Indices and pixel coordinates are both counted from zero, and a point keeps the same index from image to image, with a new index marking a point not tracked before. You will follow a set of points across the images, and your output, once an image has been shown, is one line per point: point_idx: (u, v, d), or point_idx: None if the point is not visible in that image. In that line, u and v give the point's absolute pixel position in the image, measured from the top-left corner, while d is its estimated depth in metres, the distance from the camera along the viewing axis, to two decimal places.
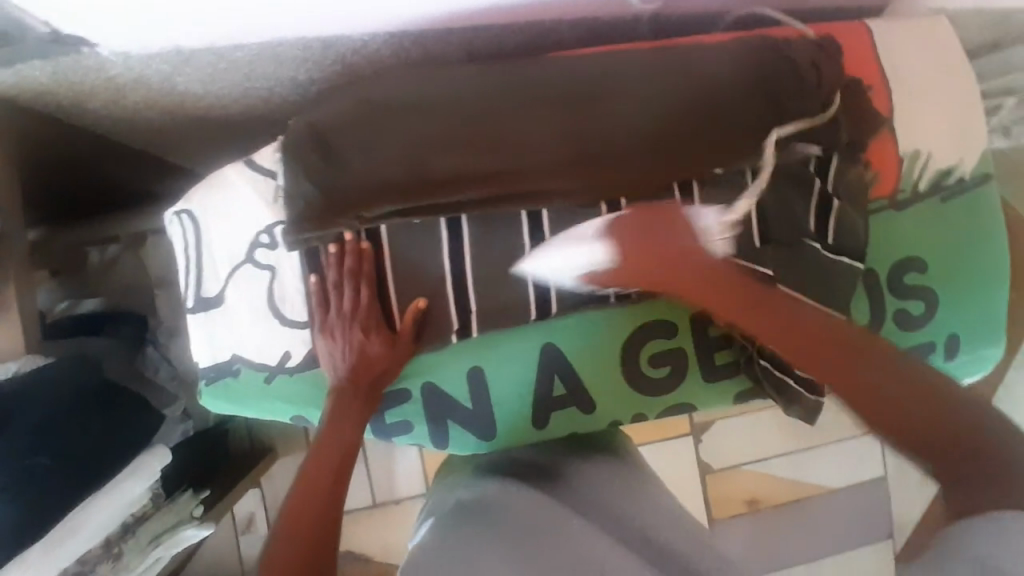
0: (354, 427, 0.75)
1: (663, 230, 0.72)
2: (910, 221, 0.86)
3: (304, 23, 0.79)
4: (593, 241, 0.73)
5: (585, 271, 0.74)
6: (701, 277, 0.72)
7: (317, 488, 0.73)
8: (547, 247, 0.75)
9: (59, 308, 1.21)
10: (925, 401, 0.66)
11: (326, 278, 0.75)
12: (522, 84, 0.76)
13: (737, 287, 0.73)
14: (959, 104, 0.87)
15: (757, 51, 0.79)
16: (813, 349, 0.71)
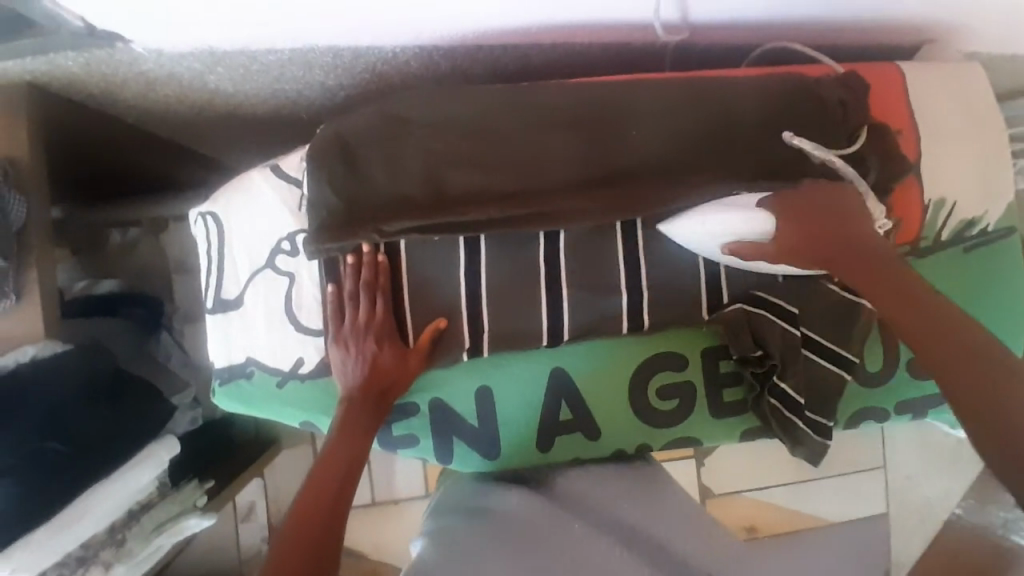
0: (362, 434, 0.76)
1: (841, 209, 0.73)
2: (930, 270, 0.86)
3: (339, 31, 0.81)
4: (752, 211, 0.73)
5: (734, 239, 0.74)
6: (881, 264, 0.71)
7: (324, 492, 0.74)
8: (699, 213, 0.75)
9: (76, 289, 1.22)
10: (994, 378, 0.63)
11: (344, 286, 0.75)
12: (547, 108, 0.77)
13: (884, 274, 0.70)
14: (987, 155, 0.86)
15: (787, 88, 0.79)
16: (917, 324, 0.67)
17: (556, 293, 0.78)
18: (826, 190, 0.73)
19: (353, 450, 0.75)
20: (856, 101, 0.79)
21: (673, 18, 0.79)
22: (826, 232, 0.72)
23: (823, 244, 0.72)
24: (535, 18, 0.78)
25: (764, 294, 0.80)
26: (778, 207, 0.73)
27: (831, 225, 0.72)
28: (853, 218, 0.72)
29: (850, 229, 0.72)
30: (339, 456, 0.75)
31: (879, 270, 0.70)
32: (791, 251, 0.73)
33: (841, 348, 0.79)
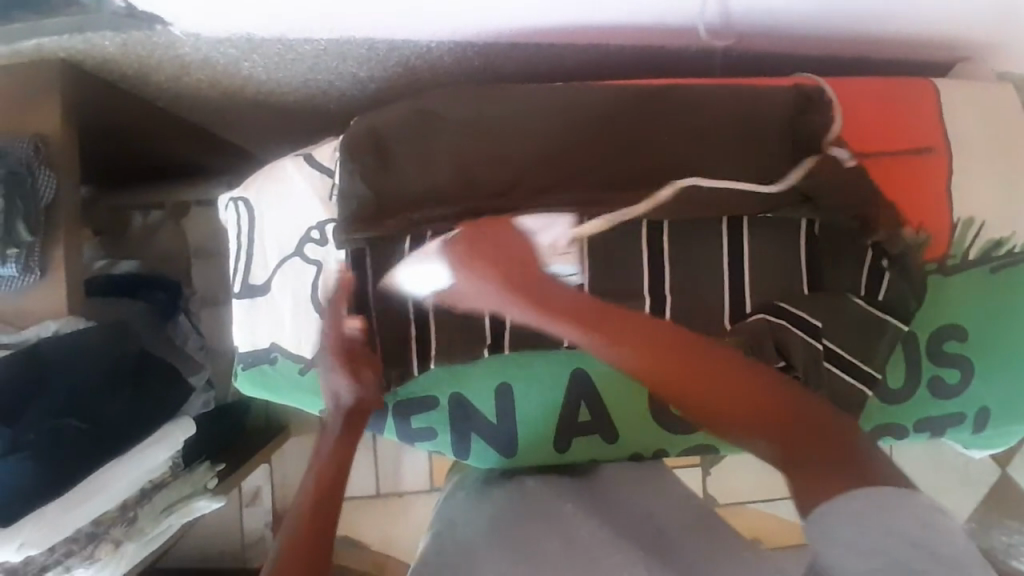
0: (344, 454, 0.75)
1: (515, 253, 0.68)
2: (957, 288, 0.84)
3: (376, 23, 0.81)
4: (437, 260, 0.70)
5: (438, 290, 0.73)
6: (577, 307, 0.67)
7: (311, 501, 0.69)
8: (415, 261, 0.72)
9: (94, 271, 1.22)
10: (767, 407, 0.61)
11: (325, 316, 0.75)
12: (582, 111, 0.79)
13: (595, 316, 0.66)
14: (1017, 175, 0.86)
15: (817, 104, 0.81)
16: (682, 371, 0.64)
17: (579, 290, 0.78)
18: (495, 231, 0.69)
19: (337, 468, 0.73)
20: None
21: (714, 21, 0.78)
22: (514, 267, 0.67)
23: (530, 298, 0.67)
24: (574, 17, 0.78)
25: (790, 306, 0.80)
26: (456, 258, 0.68)
27: (511, 259, 0.67)
28: (535, 254, 0.69)
29: (522, 266, 0.68)
30: (325, 476, 0.72)
31: (586, 324, 0.66)
32: (462, 296, 0.71)
33: (862, 363, 0.81)
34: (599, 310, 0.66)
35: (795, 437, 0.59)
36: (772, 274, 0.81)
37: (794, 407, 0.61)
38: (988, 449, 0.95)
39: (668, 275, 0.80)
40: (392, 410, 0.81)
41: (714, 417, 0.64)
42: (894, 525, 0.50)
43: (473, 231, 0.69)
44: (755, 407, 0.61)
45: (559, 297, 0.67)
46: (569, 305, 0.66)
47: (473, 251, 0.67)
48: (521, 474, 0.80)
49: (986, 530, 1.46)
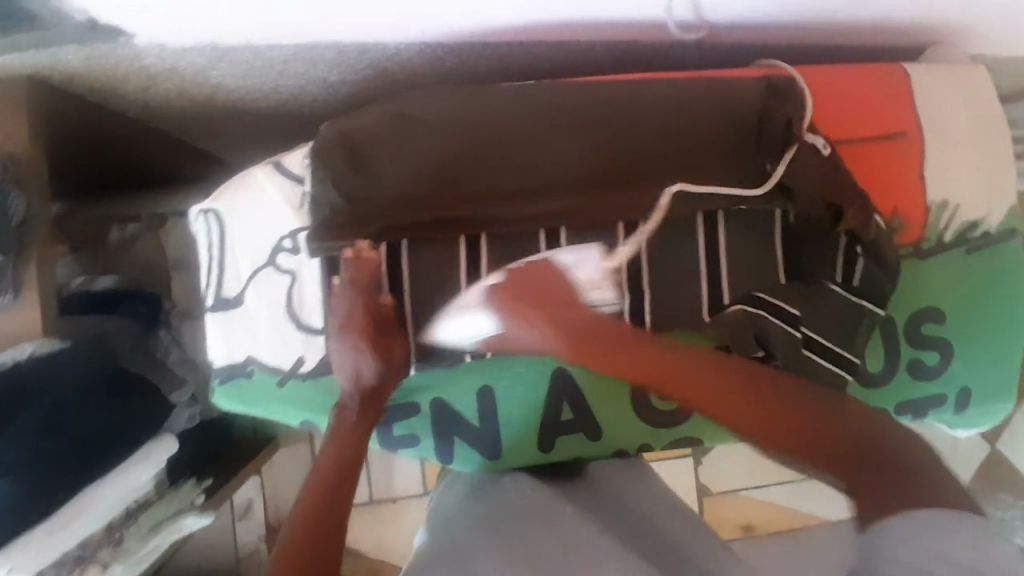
0: (357, 442, 0.74)
1: (547, 289, 0.74)
2: (934, 271, 0.85)
3: (343, 27, 0.80)
4: (476, 309, 0.74)
5: (484, 339, 0.75)
6: (597, 333, 0.73)
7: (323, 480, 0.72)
8: (453, 313, 0.75)
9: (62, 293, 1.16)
10: (819, 432, 0.62)
11: (343, 294, 0.73)
12: (554, 108, 0.78)
13: (616, 340, 0.73)
14: (990, 158, 0.86)
15: (790, 95, 0.80)
16: (723, 396, 0.68)
17: None
18: (540, 272, 0.74)
19: (351, 450, 0.73)
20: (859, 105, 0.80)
21: (688, 16, 0.78)
22: (553, 307, 0.73)
23: (561, 333, 0.73)
24: (543, 14, 0.77)
25: (768, 296, 0.80)
26: (494, 305, 0.73)
27: (555, 302, 0.73)
28: (569, 292, 0.74)
29: (558, 304, 0.73)
30: (337, 467, 0.72)
31: (620, 352, 0.72)
32: (508, 340, 0.75)
33: (842, 350, 0.80)
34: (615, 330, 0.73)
35: (850, 465, 0.60)
36: (749, 266, 0.81)
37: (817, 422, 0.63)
38: (973, 431, 0.94)
39: (647, 270, 0.80)
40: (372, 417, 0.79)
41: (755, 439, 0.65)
42: (927, 542, 0.51)
43: (517, 273, 0.74)
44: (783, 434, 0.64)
45: (585, 324, 0.73)
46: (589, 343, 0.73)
47: (505, 296, 0.73)
48: (507, 475, 0.80)
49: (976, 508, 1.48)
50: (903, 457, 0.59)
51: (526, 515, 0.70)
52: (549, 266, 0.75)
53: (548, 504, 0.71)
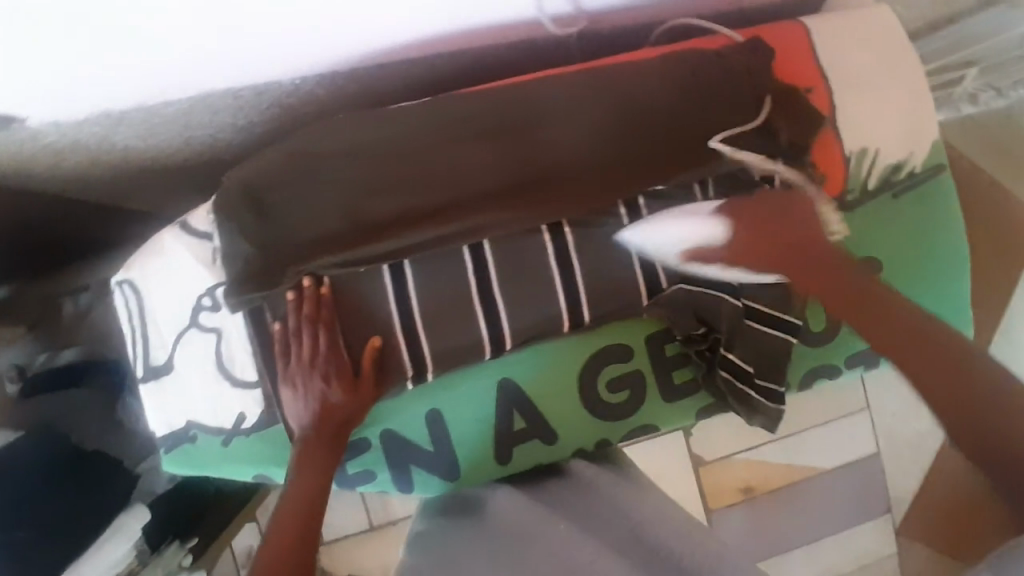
0: (318, 479, 0.73)
1: (792, 219, 0.75)
2: (860, 219, 0.85)
3: (231, 71, 0.78)
4: (706, 217, 0.75)
5: (693, 244, 0.75)
6: (824, 258, 0.74)
7: (297, 513, 0.71)
8: (664, 217, 0.76)
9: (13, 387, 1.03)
10: (955, 381, 0.68)
11: (302, 330, 0.72)
12: (454, 120, 0.76)
13: (824, 266, 0.74)
14: (904, 96, 0.85)
15: (694, 65, 0.78)
16: (891, 331, 0.72)
17: (489, 300, 0.76)
18: (782, 199, 0.75)
19: (313, 491, 0.72)
20: (761, 67, 0.79)
21: (563, 6, 0.77)
22: (767, 233, 0.74)
23: (760, 254, 0.74)
24: (428, 26, 0.76)
25: None
26: (727, 217, 0.74)
27: (802, 234, 0.75)
28: (819, 230, 0.75)
29: (817, 242, 0.75)
30: (299, 504, 0.71)
31: (822, 269, 0.74)
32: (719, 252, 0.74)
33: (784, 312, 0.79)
34: (832, 263, 0.74)
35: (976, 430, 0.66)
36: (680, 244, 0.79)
37: (934, 353, 0.70)
38: None
39: (579, 269, 0.78)
40: None
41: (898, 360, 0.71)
42: None
43: (746, 202, 0.75)
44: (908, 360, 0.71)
45: (825, 252, 0.74)
46: (767, 252, 0.74)
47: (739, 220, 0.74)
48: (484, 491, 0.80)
49: None
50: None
51: (521, 535, 0.74)
52: (802, 202, 0.76)
53: (544, 520, 0.75)
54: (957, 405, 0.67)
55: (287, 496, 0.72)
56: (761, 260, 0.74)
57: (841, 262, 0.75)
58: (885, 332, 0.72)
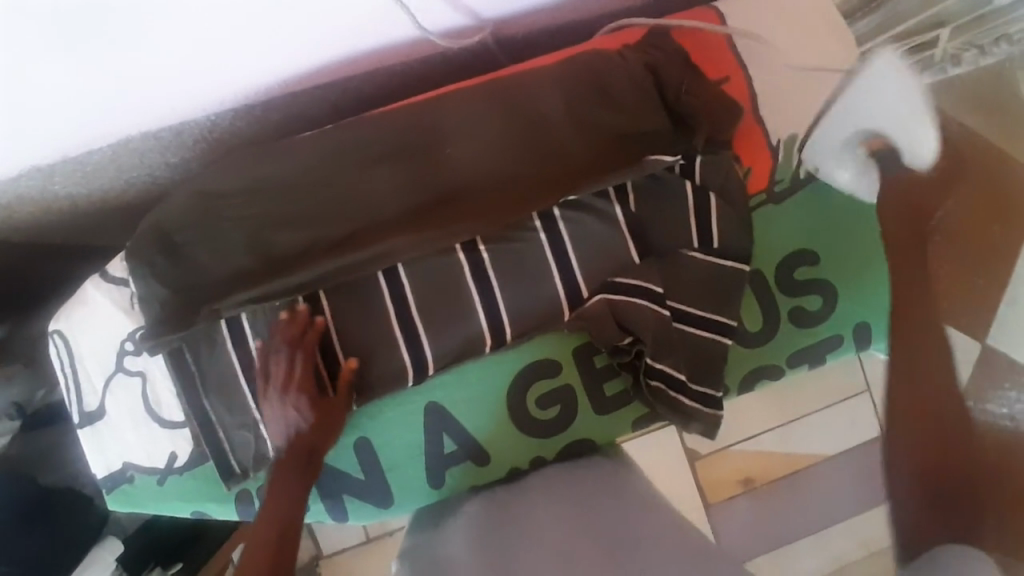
0: (294, 504, 0.71)
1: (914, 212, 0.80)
2: (792, 214, 0.83)
3: (141, 114, 0.79)
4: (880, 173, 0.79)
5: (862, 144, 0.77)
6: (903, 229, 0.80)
7: (269, 533, 0.68)
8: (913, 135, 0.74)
9: (13, 423, 0.99)
10: (934, 404, 0.71)
11: (285, 354, 0.71)
12: (353, 144, 0.77)
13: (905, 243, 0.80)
14: (831, 74, 0.84)
15: (591, 69, 0.79)
16: (931, 361, 0.74)
17: (406, 320, 0.75)
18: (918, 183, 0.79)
19: (285, 517, 0.69)
20: (667, 64, 0.79)
21: (458, 18, 0.76)
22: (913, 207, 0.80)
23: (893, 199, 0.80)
24: (323, 50, 0.77)
25: (625, 279, 0.75)
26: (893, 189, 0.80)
27: (909, 221, 0.80)
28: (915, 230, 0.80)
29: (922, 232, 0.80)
30: (269, 525, 0.68)
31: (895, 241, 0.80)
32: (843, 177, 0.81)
33: (715, 314, 0.78)
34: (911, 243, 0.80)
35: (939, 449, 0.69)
36: (604, 250, 0.76)
37: (933, 422, 0.71)
38: None
39: (497, 285, 0.76)
40: (256, 494, 0.78)
41: (912, 375, 0.73)
42: None
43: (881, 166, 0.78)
44: (920, 411, 0.72)
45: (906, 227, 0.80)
46: (899, 223, 0.80)
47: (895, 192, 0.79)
48: (438, 519, 0.78)
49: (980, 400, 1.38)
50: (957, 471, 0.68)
51: (504, 527, 0.70)
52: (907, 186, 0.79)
53: (515, 521, 0.71)
54: (919, 418, 0.71)
55: (259, 514, 0.69)
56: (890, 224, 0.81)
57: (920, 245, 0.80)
58: (911, 355, 0.75)
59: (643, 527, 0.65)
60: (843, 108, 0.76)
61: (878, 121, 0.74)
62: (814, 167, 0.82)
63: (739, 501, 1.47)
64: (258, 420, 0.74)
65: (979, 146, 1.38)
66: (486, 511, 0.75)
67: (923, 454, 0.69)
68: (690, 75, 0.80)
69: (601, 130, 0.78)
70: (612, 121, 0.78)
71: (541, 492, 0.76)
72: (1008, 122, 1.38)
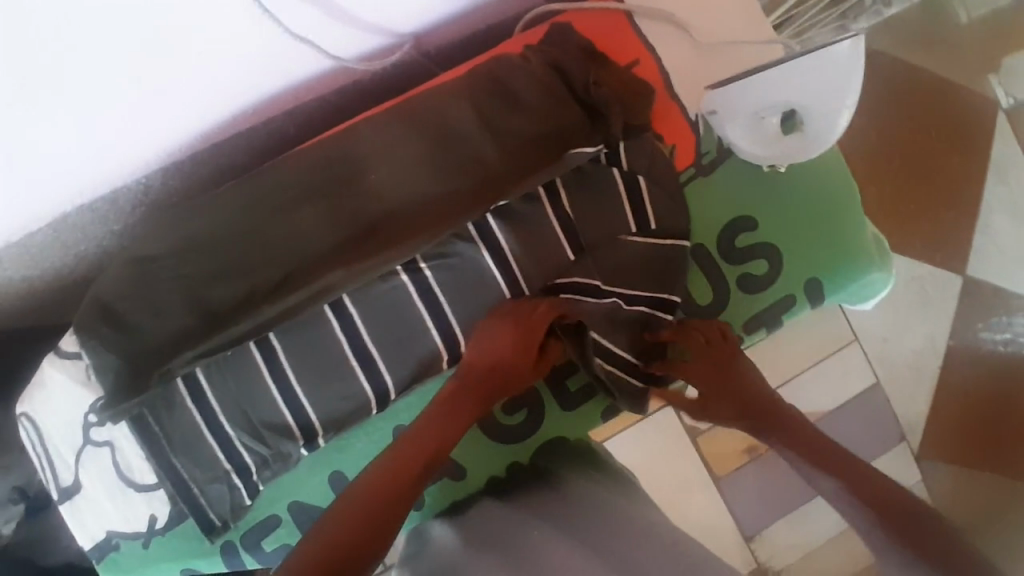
0: (427, 447, 0.70)
1: (713, 347, 0.78)
2: (726, 181, 0.83)
3: (71, 189, 0.80)
4: (772, 148, 0.78)
5: (762, 104, 0.76)
6: (705, 359, 0.78)
7: (385, 487, 0.67)
8: (816, 115, 0.74)
9: (18, 508, 0.93)
10: (832, 457, 0.70)
11: (482, 335, 0.74)
12: (283, 184, 0.79)
13: (714, 364, 0.78)
14: (739, 38, 0.85)
15: (499, 74, 0.81)
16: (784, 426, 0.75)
17: (359, 348, 0.76)
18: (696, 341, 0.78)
19: (398, 470, 0.68)
20: (567, 59, 0.81)
21: (373, 42, 0.78)
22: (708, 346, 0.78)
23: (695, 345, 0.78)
24: (238, 98, 0.78)
25: (564, 279, 0.77)
26: (772, 158, 0.79)
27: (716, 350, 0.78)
28: (726, 352, 0.78)
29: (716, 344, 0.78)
30: (384, 479, 0.67)
31: (719, 363, 0.78)
32: (726, 128, 0.80)
33: (664, 294, 0.79)
34: (724, 361, 0.78)
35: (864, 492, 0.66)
36: (542, 249, 0.77)
37: (854, 474, 0.68)
38: (868, 300, 0.89)
39: (442, 299, 0.76)
40: (240, 545, 0.78)
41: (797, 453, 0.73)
42: None
43: (777, 138, 0.78)
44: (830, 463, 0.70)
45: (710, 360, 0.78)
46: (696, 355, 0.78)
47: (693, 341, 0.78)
48: (420, 537, 0.77)
49: (968, 330, 1.37)
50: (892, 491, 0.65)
51: (492, 535, 0.69)
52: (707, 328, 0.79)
53: (498, 527, 0.70)
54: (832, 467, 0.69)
55: (378, 463, 0.69)
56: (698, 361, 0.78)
57: (730, 353, 0.79)
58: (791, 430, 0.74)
59: (617, 524, 0.66)
60: (785, 69, 0.72)
61: (808, 101, 0.73)
62: (713, 112, 0.80)
63: (746, 470, 1.36)
64: (228, 470, 0.75)
65: (921, 81, 1.39)
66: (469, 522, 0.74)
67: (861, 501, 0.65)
68: (594, 68, 0.82)
69: (520, 135, 0.80)
70: (527, 124, 0.80)
71: (525, 496, 0.75)
72: (951, 52, 1.40)
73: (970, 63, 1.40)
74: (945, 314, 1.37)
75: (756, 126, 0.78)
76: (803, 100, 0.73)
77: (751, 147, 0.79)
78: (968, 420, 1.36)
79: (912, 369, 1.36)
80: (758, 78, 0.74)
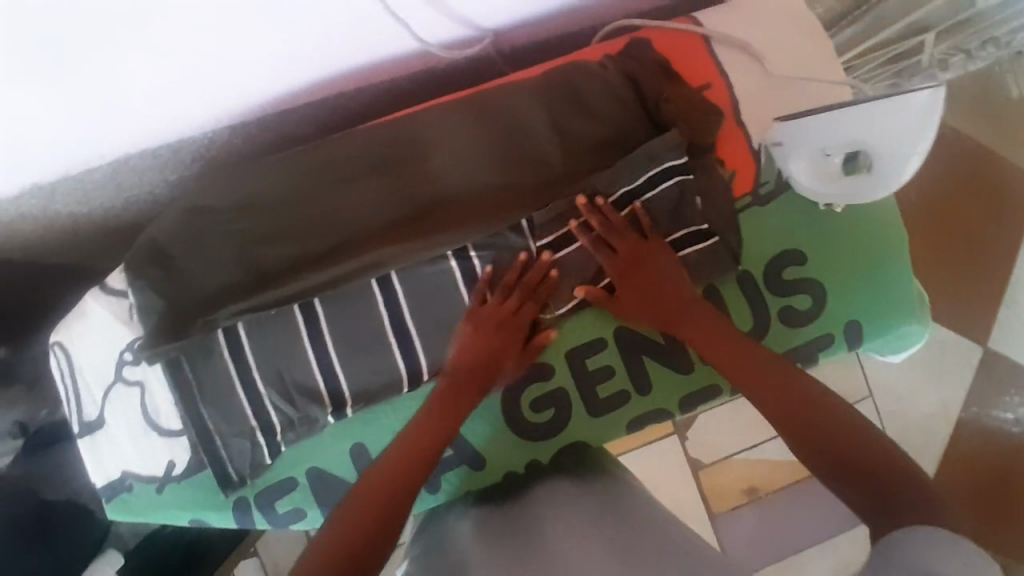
0: (427, 436, 0.72)
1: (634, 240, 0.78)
2: (778, 213, 0.84)
3: (139, 133, 0.81)
4: (831, 185, 0.80)
5: (828, 143, 0.76)
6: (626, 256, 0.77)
7: (386, 487, 0.69)
8: (882, 160, 0.74)
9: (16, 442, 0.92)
10: (786, 392, 0.71)
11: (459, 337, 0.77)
12: (348, 156, 0.80)
13: (638, 253, 0.77)
14: (810, 78, 0.87)
15: (573, 79, 0.83)
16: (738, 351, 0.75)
17: (400, 324, 0.76)
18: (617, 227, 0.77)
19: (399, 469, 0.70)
20: (642, 73, 0.83)
21: (456, 31, 0.79)
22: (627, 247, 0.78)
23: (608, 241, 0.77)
24: (317, 67, 0.80)
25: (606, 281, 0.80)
26: (833, 195, 0.80)
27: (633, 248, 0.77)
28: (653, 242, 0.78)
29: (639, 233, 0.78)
30: (386, 476, 0.70)
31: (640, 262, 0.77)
32: (788, 160, 0.81)
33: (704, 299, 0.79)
34: (643, 247, 0.77)
35: (813, 439, 0.67)
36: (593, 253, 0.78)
37: (806, 412, 0.68)
38: (903, 352, 0.90)
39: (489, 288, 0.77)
40: (253, 502, 0.78)
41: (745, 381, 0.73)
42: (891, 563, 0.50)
43: (838, 177, 0.79)
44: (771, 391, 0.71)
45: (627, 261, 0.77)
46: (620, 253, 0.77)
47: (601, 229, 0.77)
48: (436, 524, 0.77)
49: (986, 401, 1.37)
50: (863, 438, 0.65)
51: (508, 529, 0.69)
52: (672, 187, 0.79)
53: (513, 524, 0.70)
54: (799, 412, 0.69)
55: (382, 462, 0.71)
56: (622, 254, 0.77)
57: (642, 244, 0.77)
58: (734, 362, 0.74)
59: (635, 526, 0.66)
60: (856, 113, 0.72)
61: (876, 147, 0.73)
62: (778, 143, 0.82)
63: (746, 510, 1.35)
64: (254, 428, 0.75)
65: (968, 148, 1.40)
66: (488, 515, 0.74)
67: (813, 447, 0.67)
68: (667, 85, 0.83)
69: (584, 140, 0.82)
70: (593, 131, 0.82)
71: (543, 496, 0.75)
72: (1001, 124, 1.41)
73: (1019, 138, 1.41)
74: (965, 381, 1.37)
75: (817, 164, 0.79)
76: (872, 146, 0.73)
77: (811, 183, 0.81)
78: (977, 492, 1.35)
79: (925, 432, 1.35)
80: (827, 116, 0.75)
